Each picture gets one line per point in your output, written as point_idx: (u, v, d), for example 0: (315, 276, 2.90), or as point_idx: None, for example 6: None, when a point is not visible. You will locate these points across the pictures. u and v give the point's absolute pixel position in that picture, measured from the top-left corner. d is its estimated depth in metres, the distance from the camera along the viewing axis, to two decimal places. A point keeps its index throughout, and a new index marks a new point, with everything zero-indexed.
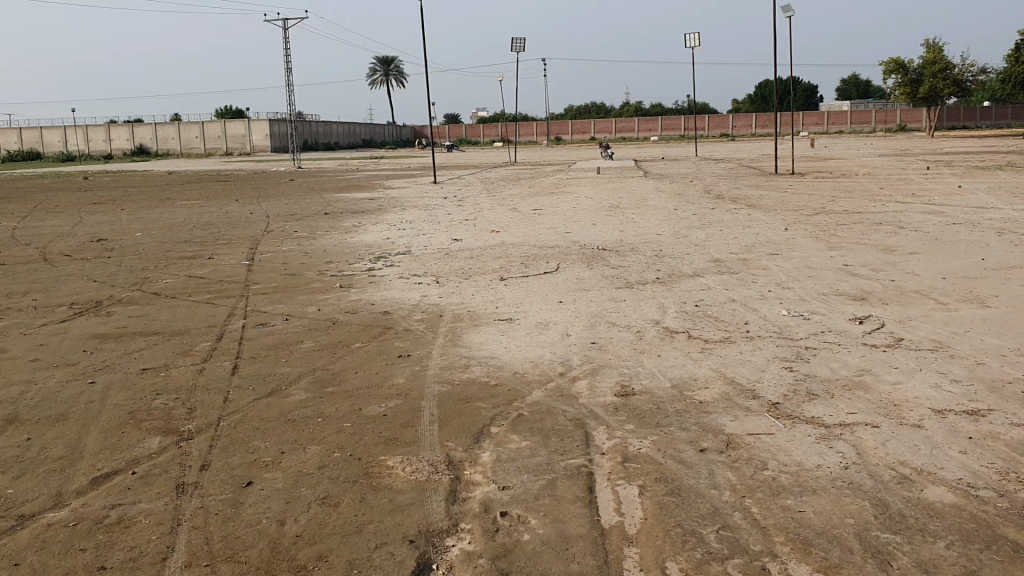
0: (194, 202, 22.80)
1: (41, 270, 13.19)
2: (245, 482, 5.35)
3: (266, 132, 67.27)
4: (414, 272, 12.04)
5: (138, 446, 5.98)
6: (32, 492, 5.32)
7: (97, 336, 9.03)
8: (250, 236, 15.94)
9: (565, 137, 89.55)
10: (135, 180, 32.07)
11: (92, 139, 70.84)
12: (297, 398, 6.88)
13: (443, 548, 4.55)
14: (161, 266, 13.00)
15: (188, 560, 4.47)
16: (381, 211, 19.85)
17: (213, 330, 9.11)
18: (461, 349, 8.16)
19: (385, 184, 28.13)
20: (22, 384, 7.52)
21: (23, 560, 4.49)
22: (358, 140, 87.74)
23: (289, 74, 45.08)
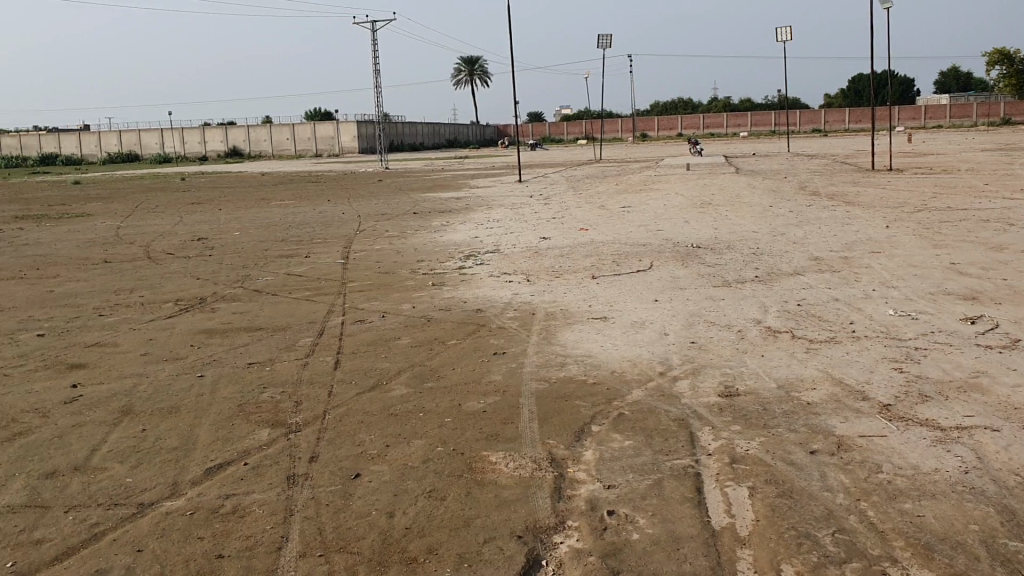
0: (289, 202, 23.32)
1: (146, 267, 13.67)
2: (353, 474, 5.43)
3: (354, 134, 68.57)
4: (505, 270, 12.07)
5: (248, 438, 6.13)
6: (149, 481, 5.50)
7: (202, 331, 9.31)
8: (344, 235, 16.22)
9: (651, 134, 88.63)
10: (229, 181, 33.04)
11: (188, 141, 73.14)
12: (399, 393, 6.96)
13: (552, 545, 4.53)
14: (261, 264, 13.35)
15: (302, 550, 4.55)
16: (469, 209, 19.99)
17: (313, 326, 9.30)
18: (557, 348, 8.13)
19: (472, 183, 28.28)
20: (135, 377, 7.80)
21: (146, 547, 4.65)
22: (442, 140, 88.54)
23: (377, 77, 45.79)
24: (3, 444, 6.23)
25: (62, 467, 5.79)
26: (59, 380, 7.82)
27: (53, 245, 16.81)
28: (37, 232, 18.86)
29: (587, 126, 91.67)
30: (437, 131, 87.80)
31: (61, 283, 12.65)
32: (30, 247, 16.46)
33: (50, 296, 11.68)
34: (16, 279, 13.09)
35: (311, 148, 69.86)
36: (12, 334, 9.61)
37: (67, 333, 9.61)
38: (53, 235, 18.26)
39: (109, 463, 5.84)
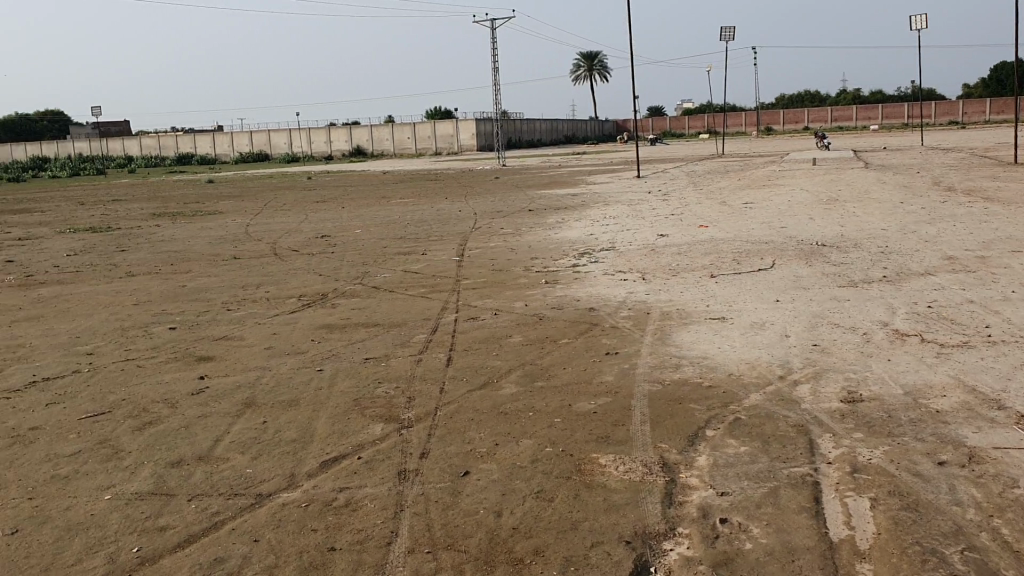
0: (408, 200, 23.72)
1: (272, 264, 14.13)
2: (463, 471, 5.46)
3: (473, 132, 69.60)
4: (620, 268, 11.94)
5: (362, 432, 6.24)
6: (267, 472, 5.67)
7: (321, 327, 9.55)
8: (460, 232, 16.38)
9: (776, 128, 86.28)
10: (352, 179, 33.89)
11: (314, 141, 75.46)
12: (509, 391, 6.97)
13: (662, 552, 4.44)
14: (379, 261, 13.61)
15: (410, 546, 4.60)
16: (585, 206, 19.88)
17: (428, 322, 9.42)
18: (671, 349, 7.97)
19: (589, 180, 28.12)
20: (258, 370, 8.07)
21: (262, 537, 4.79)
22: (560, 136, 88.56)
23: (496, 74, 46.15)
24: (134, 433, 6.54)
25: (187, 456, 6.04)
26: (187, 372, 8.17)
27: (186, 241, 17.60)
28: (173, 229, 19.77)
29: (709, 120, 89.98)
30: (555, 128, 87.87)
31: (193, 278, 13.22)
32: (165, 243, 17.28)
33: (181, 291, 12.23)
34: (152, 274, 13.75)
35: (431, 146, 71.06)
36: (147, 327, 10.10)
37: (196, 326, 10.03)
38: (187, 232, 19.12)
39: (230, 453, 6.06)
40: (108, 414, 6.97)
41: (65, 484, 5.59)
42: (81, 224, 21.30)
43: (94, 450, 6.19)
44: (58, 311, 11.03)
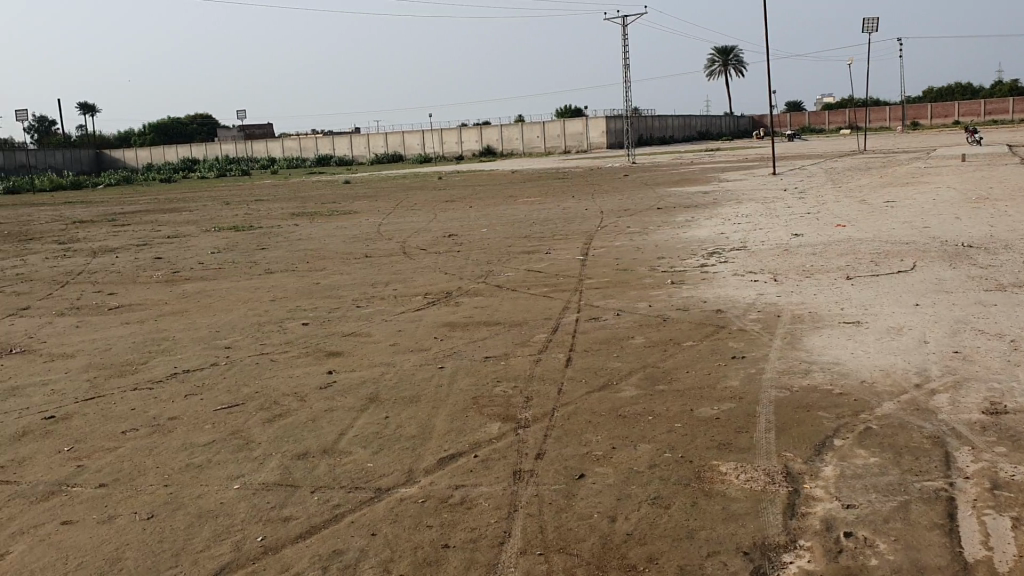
0: (535, 198, 23.82)
1: (400, 262, 14.45)
2: (578, 474, 5.43)
3: (603, 129, 69.38)
4: (750, 268, 11.62)
5: (480, 431, 6.29)
6: (387, 467, 5.78)
7: (445, 325, 9.70)
8: (586, 231, 16.31)
9: (923, 122, 82.31)
10: (482, 179, 34.33)
11: (446, 141, 76.81)
12: (629, 394, 6.88)
13: (781, 565, 4.28)
14: (504, 260, 13.72)
15: (523, 547, 4.59)
16: (716, 204, 19.47)
17: (550, 322, 9.41)
18: (800, 353, 7.70)
19: (721, 177, 27.51)
20: (383, 366, 8.26)
21: (379, 531, 4.88)
22: (693, 133, 87.10)
23: (627, 72, 45.80)
24: (264, 424, 6.80)
25: (313, 449, 6.23)
26: (316, 367, 8.43)
27: (321, 240, 18.21)
28: (309, 228, 20.51)
29: (851, 115, 86.66)
30: (688, 124, 86.50)
31: (326, 275, 13.66)
32: (302, 242, 17.93)
33: (315, 288, 12.64)
34: (287, 271, 14.30)
35: (560, 145, 71.14)
36: (280, 322, 10.49)
37: (327, 322, 10.35)
38: (321, 231, 19.78)
39: (353, 447, 6.21)
40: (241, 406, 7.27)
41: (198, 472, 5.86)
42: (225, 223, 22.37)
43: (227, 441, 6.46)
44: (200, 306, 11.60)
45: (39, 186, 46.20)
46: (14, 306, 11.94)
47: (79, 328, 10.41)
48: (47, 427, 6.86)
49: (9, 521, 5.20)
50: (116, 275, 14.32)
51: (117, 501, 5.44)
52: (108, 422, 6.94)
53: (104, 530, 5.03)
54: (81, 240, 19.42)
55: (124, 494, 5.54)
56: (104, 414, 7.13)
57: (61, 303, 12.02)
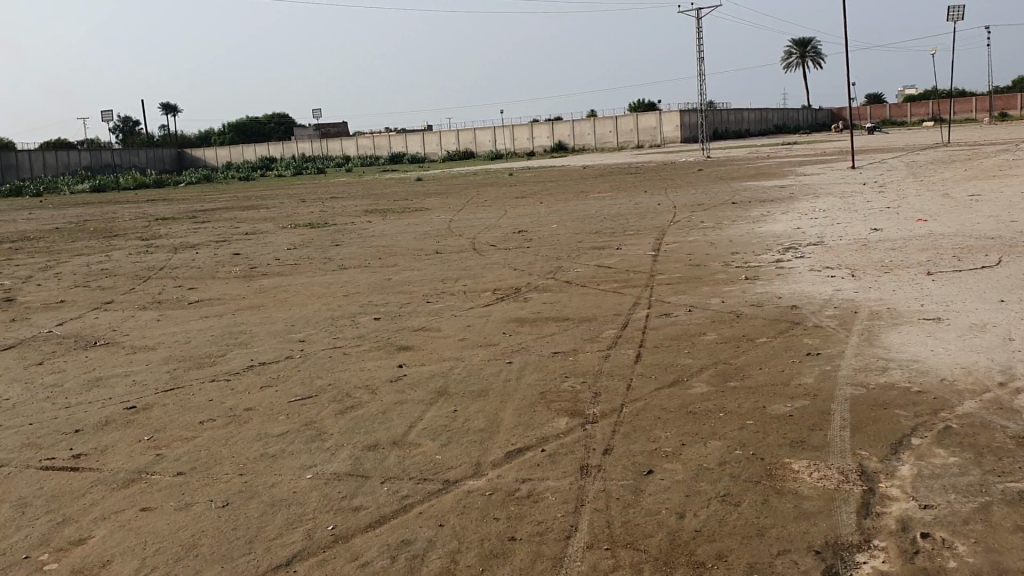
0: (606, 194, 23.69)
1: (471, 258, 14.53)
2: (646, 470, 5.38)
3: (676, 124, 68.75)
4: (826, 264, 11.36)
5: (548, 426, 6.29)
6: (455, 460, 5.82)
7: (514, 320, 9.71)
8: (658, 226, 16.16)
9: (1011, 113, 79.43)
10: (553, 175, 34.32)
11: (518, 138, 76.96)
12: (700, 391, 6.80)
13: (854, 565, 4.18)
14: (574, 255, 13.69)
15: (589, 542, 4.57)
16: (791, 199, 19.10)
17: (620, 318, 9.36)
18: (878, 351, 7.50)
19: (798, 171, 27.01)
20: (452, 360, 8.32)
21: (447, 522, 4.92)
22: (769, 126, 85.63)
23: (701, 65, 45.23)
24: (335, 416, 6.91)
25: (383, 441, 6.31)
26: (387, 361, 8.54)
27: (393, 236, 18.43)
28: (382, 224, 20.76)
29: (934, 106, 84.13)
30: (764, 117, 85.03)
31: (398, 271, 13.82)
32: (375, 238, 18.16)
33: (387, 283, 12.80)
34: (360, 267, 14.50)
35: (633, 140, 70.68)
36: (353, 317, 10.66)
37: (398, 317, 10.47)
38: (394, 228, 20.01)
39: (422, 440, 6.27)
40: (314, 398, 7.40)
41: (271, 462, 5.99)
42: (301, 220, 22.78)
43: (300, 431, 6.59)
44: (276, 301, 11.85)
45: (125, 186, 47.68)
46: (100, 300, 12.37)
47: (161, 321, 10.72)
48: (129, 417, 7.08)
49: (93, 507, 5.39)
50: (197, 270, 14.73)
51: (193, 489, 5.59)
52: (187, 412, 7.14)
53: (181, 517, 5.18)
54: (162, 237, 20.00)
55: (201, 482, 5.69)
56: (183, 404, 7.34)
57: (144, 297, 12.40)
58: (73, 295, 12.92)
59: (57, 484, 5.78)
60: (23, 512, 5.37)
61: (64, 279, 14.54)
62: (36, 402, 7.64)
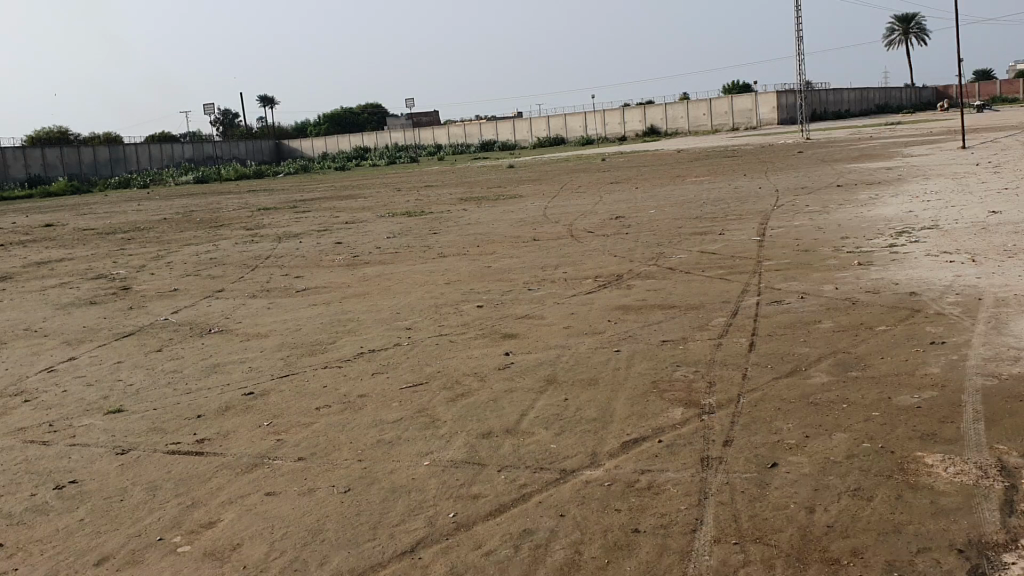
0: (704, 178, 23.27)
1: (569, 245, 14.45)
2: (770, 463, 5.25)
3: (773, 105, 67.22)
4: (944, 248, 10.90)
5: (663, 416, 6.19)
6: (571, 449, 5.78)
7: (618, 307, 9.61)
8: (760, 211, 15.80)
9: None
10: (646, 159, 33.93)
11: (609, 122, 76.37)
12: (820, 381, 6.60)
13: (1003, 566, 3.98)
14: (676, 241, 13.49)
15: (717, 535, 4.48)
16: (900, 181, 18.42)
17: (729, 305, 9.16)
18: (1007, 339, 7.15)
19: (904, 152, 26.05)
20: (559, 348, 8.28)
21: (568, 512, 4.88)
22: (870, 106, 82.92)
23: (800, 44, 44.01)
24: (448, 403, 6.95)
25: (495, 428, 6.31)
26: (493, 348, 8.54)
27: (490, 224, 18.47)
28: (479, 212, 20.85)
29: None
30: (865, 97, 82.40)
31: (497, 259, 13.83)
32: (472, 226, 18.24)
33: (487, 271, 12.83)
34: (460, 254, 14.60)
35: (728, 122, 69.40)
36: (456, 305, 10.70)
37: (501, 305, 10.48)
38: (491, 215, 20.07)
39: (535, 428, 6.25)
40: (425, 385, 7.47)
41: (388, 449, 6.06)
42: (398, 209, 23.10)
43: (413, 419, 6.64)
44: (379, 289, 12.00)
45: (226, 177, 49.10)
46: (212, 288, 12.75)
47: (270, 309, 10.98)
48: (249, 402, 7.26)
49: (220, 490, 5.53)
50: (301, 259, 15.04)
51: (315, 474, 5.69)
52: (304, 398, 7.29)
53: (306, 502, 5.27)
54: (267, 226, 20.51)
55: (322, 467, 5.79)
56: (299, 391, 7.48)
57: (252, 286, 12.72)
58: (186, 284, 13.34)
59: (184, 468, 5.95)
60: (155, 495, 5.54)
61: (176, 268, 15.03)
62: (158, 387, 7.90)
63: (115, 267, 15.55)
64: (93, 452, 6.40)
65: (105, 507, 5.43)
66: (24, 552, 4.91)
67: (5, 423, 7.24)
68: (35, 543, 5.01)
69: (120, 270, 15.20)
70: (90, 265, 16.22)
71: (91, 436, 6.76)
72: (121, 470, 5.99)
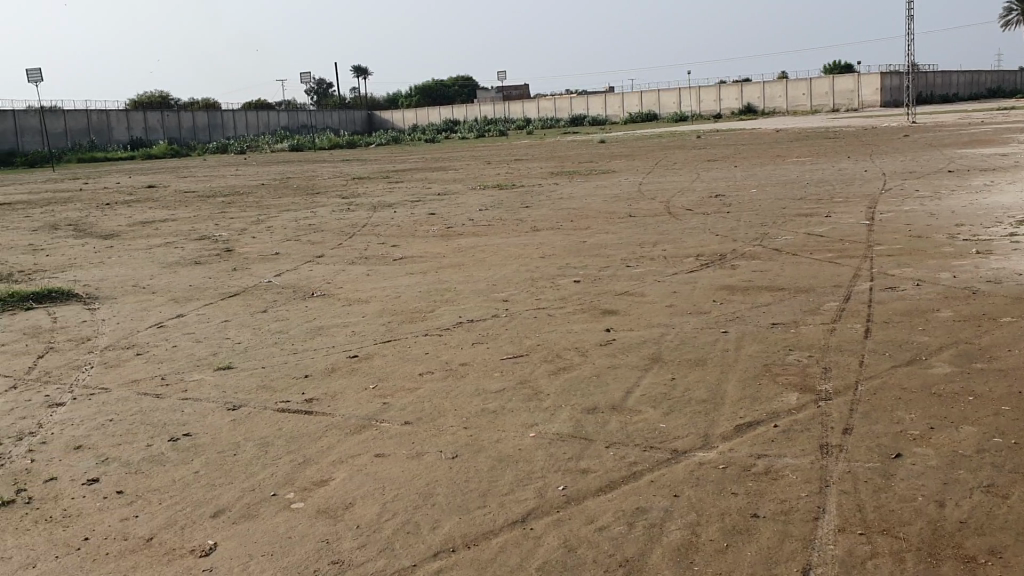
0: (805, 159, 22.64)
1: (667, 222, 14.21)
2: (894, 453, 5.04)
3: (876, 86, 65.00)
4: None
5: (777, 400, 6.00)
6: (681, 429, 5.64)
7: (724, 288, 9.38)
8: (868, 194, 15.26)
9: None
10: (744, 138, 33.21)
11: (703, 100, 75.06)
12: (942, 371, 6.32)
13: None
14: (779, 222, 13.11)
15: (842, 525, 4.30)
16: (1019, 168, 17.57)
17: (840, 290, 8.86)
18: None
19: (1020, 138, 24.87)
20: (663, 326, 8.12)
21: (682, 493, 4.76)
22: (980, 90, 79.61)
23: (911, 24, 42.42)
24: (551, 376, 6.88)
25: (601, 404, 6.21)
26: (595, 324, 8.43)
27: (585, 198, 18.30)
28: (572, 187, 20.67)
29: None
30: (975, 80, 79.16)
31: (593, 234, 13.69)
32: (567, 200, 18.09)
33: (584, 246, 12.69)
34: (555, 228, 14.51)
35: (828, 103, 67.56)
36: (554, 278, 10.61)
37: (599, 281, 10.34)
38: (585, 190, 19.90)
39: (643, 406, 6.13)
40: (526, 357, 7.41)
41: (494, 418, 6.01)
42: (491, 181, 23.08)
43: (517, 390, 6.60)
44: (475, 260, 11.98)
45: (320, 146, 49.87)
46: (312, 253, 12.92)
47: (370, 276, 11.06)
48: (353, 365, 7.33)
49: (330, 450, 5.57)
50: (398, 228, 15.14)
51: (422, 439, 5.69)
52: (407, 364, 7.31)
53: (415, 466, 5.27)
54: (362, 195, 20.73)
55: (429, 433, 5.78)
56: (402, 357, 7.51)
57: (351, 252, 12.85)
58: (286, 248, 13.55)
59: (295, 426, 6.02)
60: (268, 452, 5.62)
61: (276, 232, 15.30)
62: (265, 347, 8.03)
63: (218, 230, 15.90)
64: (205, 407, 6.53)
65: (219, 461, 5.52)
66: (143, 501, 5.01)
67: (119, 374, 7.45)
68: (154, 492, 5.12)
69: (222, 232, 15.55)
70: (193, 226, 16.62)
71: (202, 391, 6.90)
72: (232, 426, 6.09)
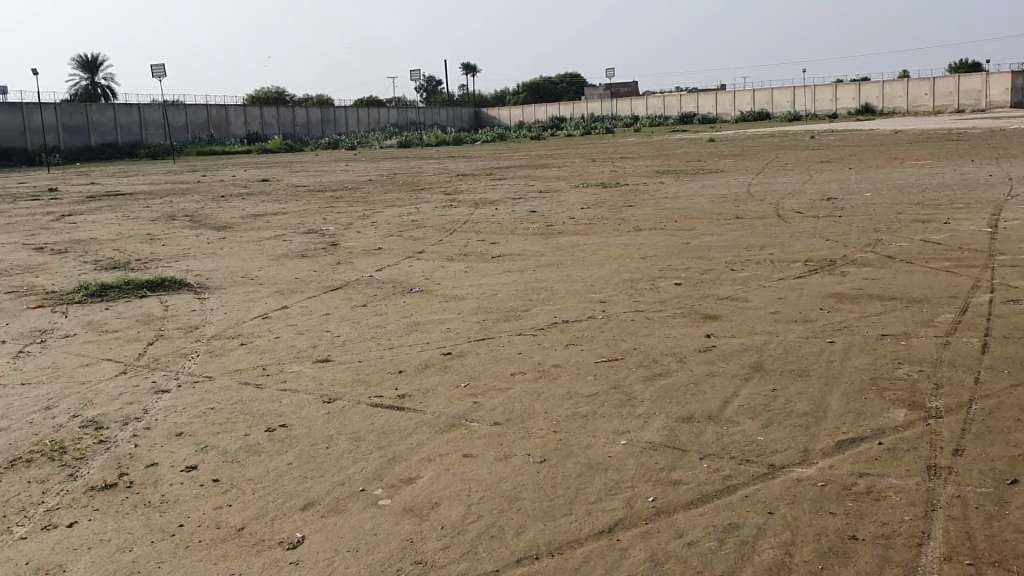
0: (926, 162, 21.66)
1: (775, 225, 13.80)
2: (1009, 479, 4.73)
3: (1006, 86, 61.78)
4: None
5: (884, 416, 5.72)
6: (779, 443, 5.44)
7: (831, 295, 9.04)
8: (993, 200, 14.49)
9: None
10: (861, 139, 32.05)
11: (818, 99, 72.88)
12: None
13: None
14: (894, 228, 12.56)
15: (948, 554, 4.06)
16: None
17: (957, 301, 8.41)
18: None
19: None
20: (765, 334, 7.86)
21: (777, 510, 4.58)
22: None
23: None
24: (646, 382, 6.74)
25: (696, 413, 6.04)
26: (694, 329, 8.23)
27: (691, 199, 17.95)
28: (678, 187, 20.35)
29: None
30: None
31: (697, 235, 13.42)
32: (672, 200, 17.79)
33: (687, 248, 12.45)
34: (658, 229, 14.28)
35: (953, 104, 64.64)
36: (655, 280, 10.43)
37: (701, 284, 10.11)
38: (691, 190, 19.53)
39: (740, 417, 5.93)
40: (622, 361, 7.29)
41: (585, 423, 5.92)
42: (596, 180, 22.89)
43: (610, 394, 6.49)
44: (575, 260, 11.89)
45: (428, 143, 50.51)
46: (414, 249, 13.06)
47: (470, 273, 11.09)
48: (447, 362, 7.35)
49: (420, 448, 5.58)
50: (499, 225, 15.17)
51: (512, 440, 5.65)
52: (501, 363, 7.28)
53: (503, 468, 5.23)
54: (466, 192, 20.88)
55: (518, 435, 5.73)
56: (496, 356, 7.49)
57: (452, 249, 12.93)
58: (389, 243, 13.74)
59: (387, 422, 6.07)
60: (359, 446, 5.67)
61: (381, 227, 15.54)
62: (363, 341, 8.13)
63: (325, 223, 16.25)
64: (301, 399, 6.64)
65: (311, 454, 5.60)
66: (237, 490, 5.13)
67: (223, 363, 7.67)
68: (247, 482, 5.23)
69: (328, 226, 15.89)
70: (302, 219, 17.04)
71: (300, 383, 7.04)
72: (326, 419, 6.18)
